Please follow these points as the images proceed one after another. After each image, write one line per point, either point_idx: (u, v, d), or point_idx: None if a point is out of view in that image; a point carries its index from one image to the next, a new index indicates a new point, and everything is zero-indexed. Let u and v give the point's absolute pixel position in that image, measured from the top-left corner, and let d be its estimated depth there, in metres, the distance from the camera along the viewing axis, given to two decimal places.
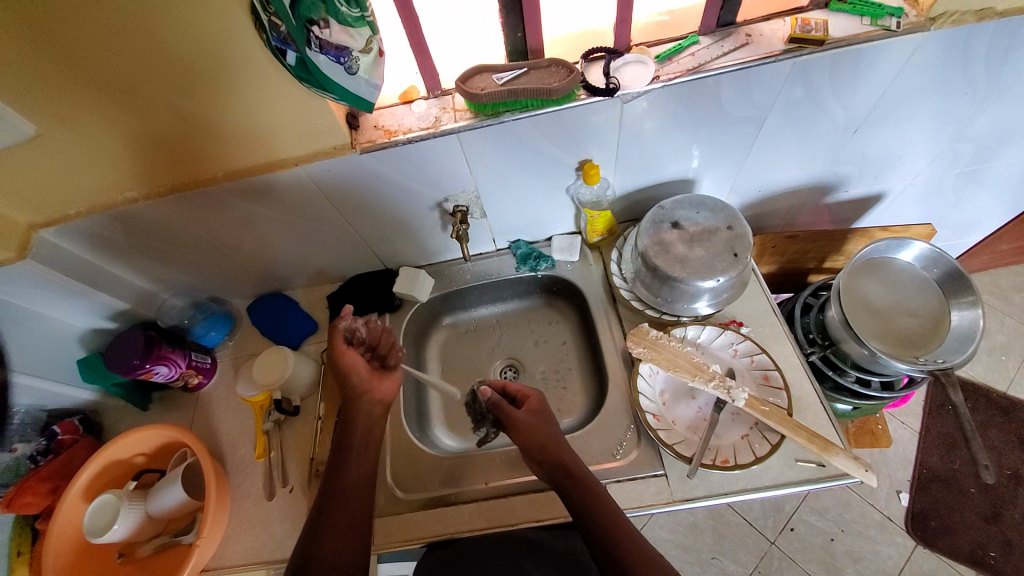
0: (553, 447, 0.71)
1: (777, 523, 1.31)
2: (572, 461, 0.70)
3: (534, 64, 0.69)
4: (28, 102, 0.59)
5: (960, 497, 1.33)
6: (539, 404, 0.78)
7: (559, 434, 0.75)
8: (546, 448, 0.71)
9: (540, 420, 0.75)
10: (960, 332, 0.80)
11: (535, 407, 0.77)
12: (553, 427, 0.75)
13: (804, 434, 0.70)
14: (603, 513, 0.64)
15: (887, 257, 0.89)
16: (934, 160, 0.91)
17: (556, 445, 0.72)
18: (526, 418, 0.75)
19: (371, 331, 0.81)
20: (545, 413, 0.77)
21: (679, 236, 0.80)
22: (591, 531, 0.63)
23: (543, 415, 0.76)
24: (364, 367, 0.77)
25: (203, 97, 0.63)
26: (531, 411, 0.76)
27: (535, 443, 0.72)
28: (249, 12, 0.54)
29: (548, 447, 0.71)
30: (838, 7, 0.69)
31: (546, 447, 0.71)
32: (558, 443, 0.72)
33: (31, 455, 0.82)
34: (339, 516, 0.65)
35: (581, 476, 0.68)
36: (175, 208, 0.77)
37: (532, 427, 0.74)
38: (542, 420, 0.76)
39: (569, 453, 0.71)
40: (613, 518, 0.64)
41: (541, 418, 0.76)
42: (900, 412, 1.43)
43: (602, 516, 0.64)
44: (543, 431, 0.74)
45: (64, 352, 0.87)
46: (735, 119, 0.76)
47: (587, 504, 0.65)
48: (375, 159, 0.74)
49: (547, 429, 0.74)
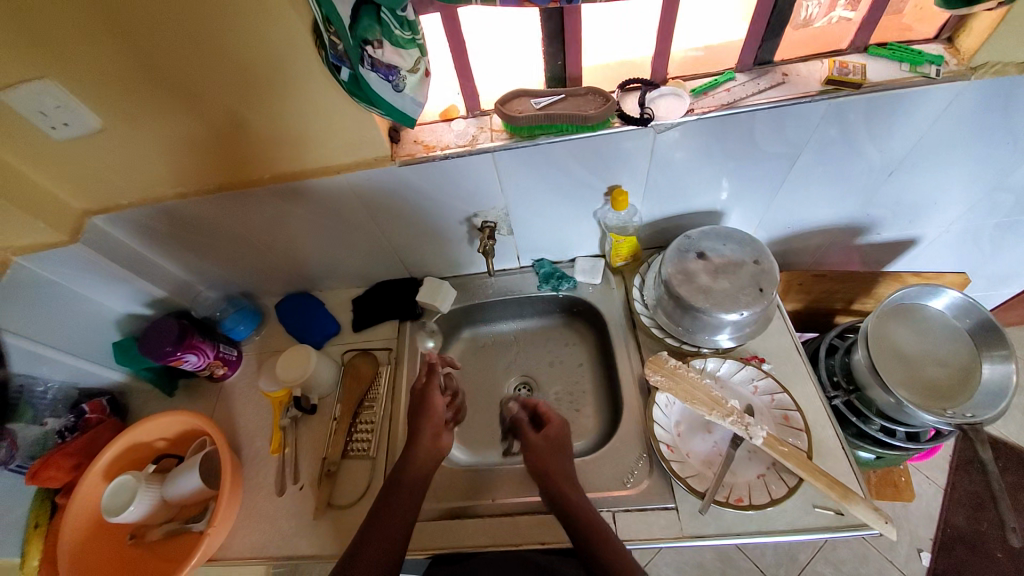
0: (563, 478, 0.70)
1: (789, 572, 1.26)
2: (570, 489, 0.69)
3: (572, 91, 0.71)
4: (99, 99, 0.64)
5: (987, 563, 1.25)
6: (561, 434, 0.76)
7: (571, 467, 0.73)
8: (548, 475, 0.70)
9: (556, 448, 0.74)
10: (991, 387, 0.77)
11: (557, 434, 0.75)
12: (568, 458, 0.74)
13: (824, 479, 0.68)
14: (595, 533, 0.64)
15: (919, 304, 0.86)
16: (972, 209, 0.89)
17: (564, 476, 0.70)
18: (542, 443, 0.74)
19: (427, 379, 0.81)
20: (565, 441, 0.75)
21: (703, 267, 0.80)
22: (582, 548, 0.63)
23: (560, 446, 0.74)
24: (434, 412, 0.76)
25: (257, 104, 0.67)
26: (553, 437, 0.75)
27: (536, 466, 0.72)
28: (312, 31, 0.59)
29: (547, 474, 0.71)
30: (877, 53, 0.69)
31: (549, 473, 0.71)
32: (567, 476, 0.70)
33: (60, 430, 0.86)
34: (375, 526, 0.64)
35: (572, 490, 0.69)
36: (219, 206, 0.82)
37: (545, 455, 0.73)
38: (562, 447, 0.74)
39: (573, 485, 0.69)
40: (601, 541, 0.63)
41: (557, 447, 0.74)
42: (926, 465, 1.37)
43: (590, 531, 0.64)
44: (553, 461, 0.72)
45: (102, 333, 0.91)
46: (768, 155, 0.76)
47: (580, 519, 0.65)
48: (412, 171, 0.77)
49: (559, 457, 0.73)
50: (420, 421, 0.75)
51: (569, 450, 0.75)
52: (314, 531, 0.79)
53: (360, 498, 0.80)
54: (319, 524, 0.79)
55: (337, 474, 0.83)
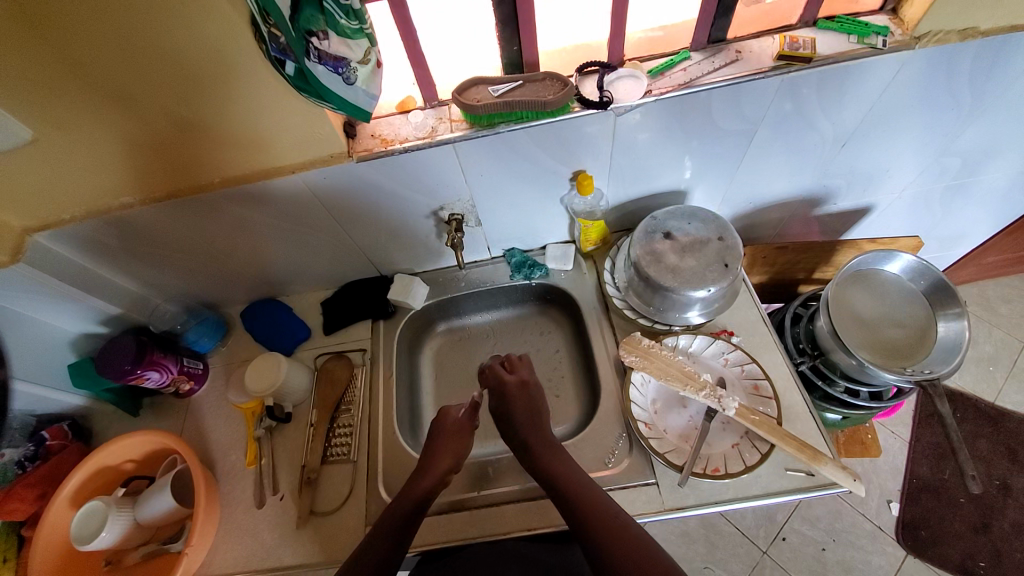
0: (529, 424, 0.74)
1: (769, 533, 1.32)
2: (538, 437, 0.73)
3: (529, 77, 0.70)
4: (26, 107, 0.59)
5: (950, 507, 1.34)
6: (521, 388, 0.78)
7: (538, 411, 0.76)
8: (512, 421, 0.75)
9: (513, 391, 0.77)
10: (947, 344, 0.81)
11: (518, 384, 0.78)
12: (534, 397, 0.78)
13: (792, 444, 0.71)
14: (585, 500, 0.65)
15: (875, 269, 0.90)
16: (922, 174, 0.93)
17: (533, 425, 0.74)
18: (508, 388, 0.78)
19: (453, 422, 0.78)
20: (533, 389, 0.78)
21: (671, 246, 0.82)
22: (584, 536, 0.62)
23: (523, 399, 0.77)
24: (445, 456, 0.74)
25: (203, 105, 0.64)
26: (514, 384, 0.78)
27: (502, 405, 0.77)
28: (250, 24, 0.55)
29: (508, 419, 0.76)
30: (826, 25, 0.71)
31: (511, 416, 0.76)
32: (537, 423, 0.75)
33: (19, 460, 0.80)
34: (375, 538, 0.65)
35: (568, 468, 0.69)
36: (170, 213, 0.78)
37: (507, 395, 0.77)
38: (519, 386, 0.78)
39: (541, 433, 0.74)
40: (579, 488, 0.66)
41: (520, 399, 0.77)
42: (889, 422, 1.45)
43: (594, 520, 0.63)
44: (519, 406, 0.76)
45: (54, 357, 0.86)
46: (726, 132, 0.78)
47: (569, 485, 0.67)
48: (372, 168, 0.75)
49: (520, 407, 0.76)
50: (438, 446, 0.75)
51: (531, 394, 0.78)
52: (298, 541, 0.78)
53: (344, 503, 0.80)
54: (303, 532, 0.78)
55: (318, 481, 0.82)
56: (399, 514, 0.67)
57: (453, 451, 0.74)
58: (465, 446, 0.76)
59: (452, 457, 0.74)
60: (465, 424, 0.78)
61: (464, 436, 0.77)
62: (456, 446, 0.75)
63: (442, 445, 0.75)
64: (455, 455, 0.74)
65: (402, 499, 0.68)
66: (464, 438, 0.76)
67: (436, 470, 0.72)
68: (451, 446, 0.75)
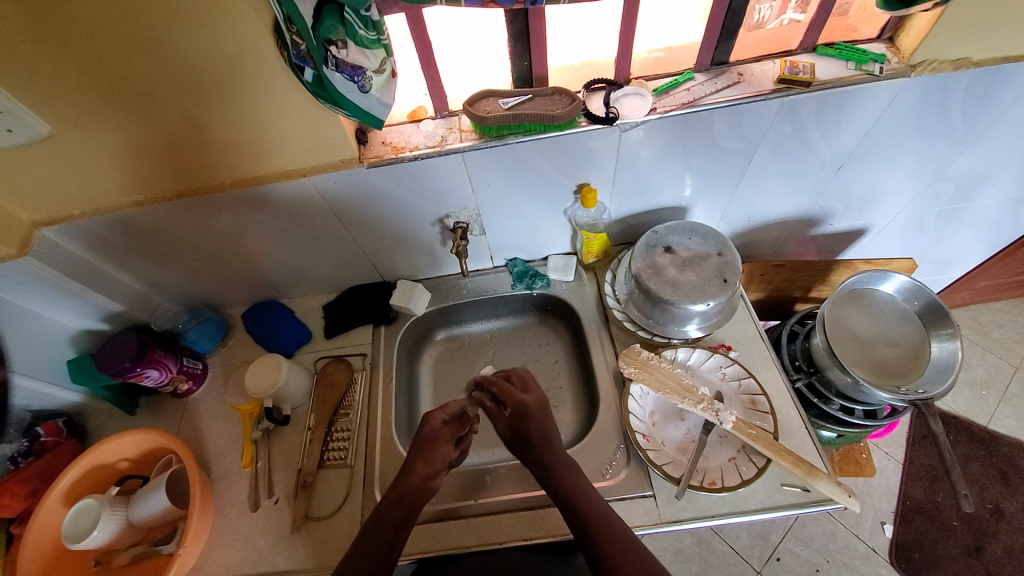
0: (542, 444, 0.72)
1: (763, 552, 1.31)
2: (549, 452, 0.72)
3: (538, 92, 0.72)
4: (45, 102, 0.60)
5: (943, 531, 1.33)
6: (539, 408, 0.75)
7: (552, 430, 0.74)
8: (529, 439, 0.73)
9: (533, 416, 0.74)
10: (941, 364, 0.82)
11: (528, 410, 0.74)
12: (548, 415, 0.75)
13: (789, 458, 0.71)
14: (592, 509, 0.66)
15: (870, 289, 0.92)
16: (915, 198, 0.96)
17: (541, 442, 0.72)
18: (528, 407, 0.74)
19: (435, 429, 0.74)
20: (543, 414, 0.75)
21: (671, 260, 0.83)
22: (590, 544, 0.63)
23: (541, 421, 0.74)
24: (441, 460, 0.72)
25: (215, 108, 0.65)
26: (517, 415, 0.74)
27: (518, 426, 0.73)
28: (272, 31, 0.57)
29: (526, 439, 0.73)
30: (824, 52, 0.73)
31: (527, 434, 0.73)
32: (543, 441, 0.72)
33: (13, 455, 0.79)
34: (362, 545, 0.65)
35: (569, 469, 0.70)
36: (178, 212, 0.79)
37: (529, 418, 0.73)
38: (541, 407, 0.75)
39: (553, 446, 0.72)
40: (587, 497, 0.67)
41: (539, 416, 0.74)
42: (883, 442, 1.45)
43: (604, 532, 0.63)
44: (534, 424, 0.73)
45: (53, 352, 0.86)
46: (727, 151, 0.80)
47: (575, 491, 0.68)
48: (380, 174, 0.76)
49: (539, 431, 0.73)
50: (434, 448, 0.73)
51: (545, 415, 0.74)
52: (291, 546, 0.77)
53: (339, 508, 0.79)
54: (296, 537, 0.77)
55: (313, 485, 0.81)
56: (393, 521, 0.67)
57: (438, 462, 0.72)
58: (451, 454, 0.74)
59: (438, 464, 0.72)
60: (449, 431, 0.75)
61: (444, 443, 0.73)
62: (440, 453, 0.72)
63: (432, 450, 0.72)
64: (438, 466, 0.71)
65: (394, 507, 0.68)
66: (450, 446, 0.74)
67: (416, 473, 0.70)
68: (439, 452, 0.72)
